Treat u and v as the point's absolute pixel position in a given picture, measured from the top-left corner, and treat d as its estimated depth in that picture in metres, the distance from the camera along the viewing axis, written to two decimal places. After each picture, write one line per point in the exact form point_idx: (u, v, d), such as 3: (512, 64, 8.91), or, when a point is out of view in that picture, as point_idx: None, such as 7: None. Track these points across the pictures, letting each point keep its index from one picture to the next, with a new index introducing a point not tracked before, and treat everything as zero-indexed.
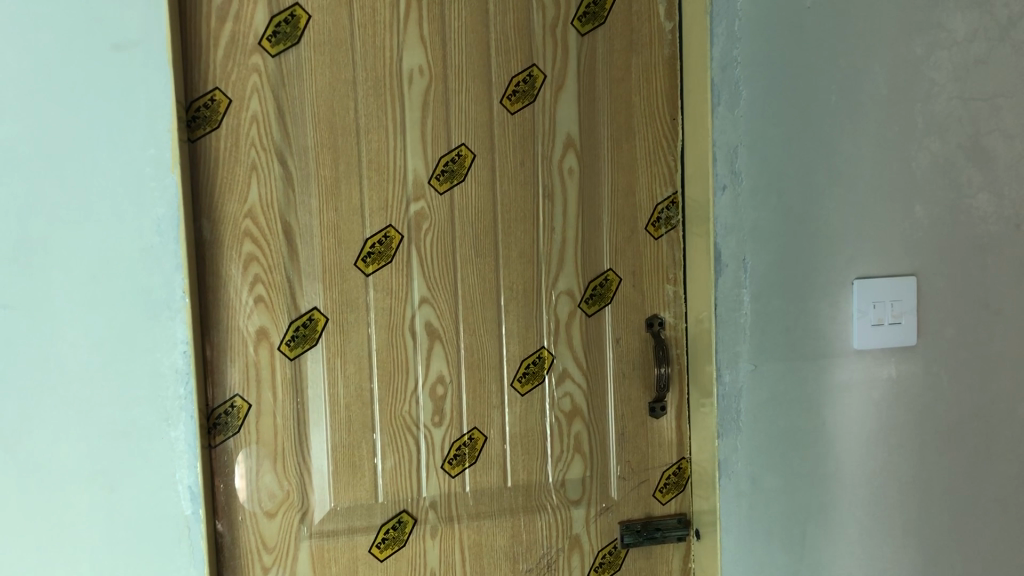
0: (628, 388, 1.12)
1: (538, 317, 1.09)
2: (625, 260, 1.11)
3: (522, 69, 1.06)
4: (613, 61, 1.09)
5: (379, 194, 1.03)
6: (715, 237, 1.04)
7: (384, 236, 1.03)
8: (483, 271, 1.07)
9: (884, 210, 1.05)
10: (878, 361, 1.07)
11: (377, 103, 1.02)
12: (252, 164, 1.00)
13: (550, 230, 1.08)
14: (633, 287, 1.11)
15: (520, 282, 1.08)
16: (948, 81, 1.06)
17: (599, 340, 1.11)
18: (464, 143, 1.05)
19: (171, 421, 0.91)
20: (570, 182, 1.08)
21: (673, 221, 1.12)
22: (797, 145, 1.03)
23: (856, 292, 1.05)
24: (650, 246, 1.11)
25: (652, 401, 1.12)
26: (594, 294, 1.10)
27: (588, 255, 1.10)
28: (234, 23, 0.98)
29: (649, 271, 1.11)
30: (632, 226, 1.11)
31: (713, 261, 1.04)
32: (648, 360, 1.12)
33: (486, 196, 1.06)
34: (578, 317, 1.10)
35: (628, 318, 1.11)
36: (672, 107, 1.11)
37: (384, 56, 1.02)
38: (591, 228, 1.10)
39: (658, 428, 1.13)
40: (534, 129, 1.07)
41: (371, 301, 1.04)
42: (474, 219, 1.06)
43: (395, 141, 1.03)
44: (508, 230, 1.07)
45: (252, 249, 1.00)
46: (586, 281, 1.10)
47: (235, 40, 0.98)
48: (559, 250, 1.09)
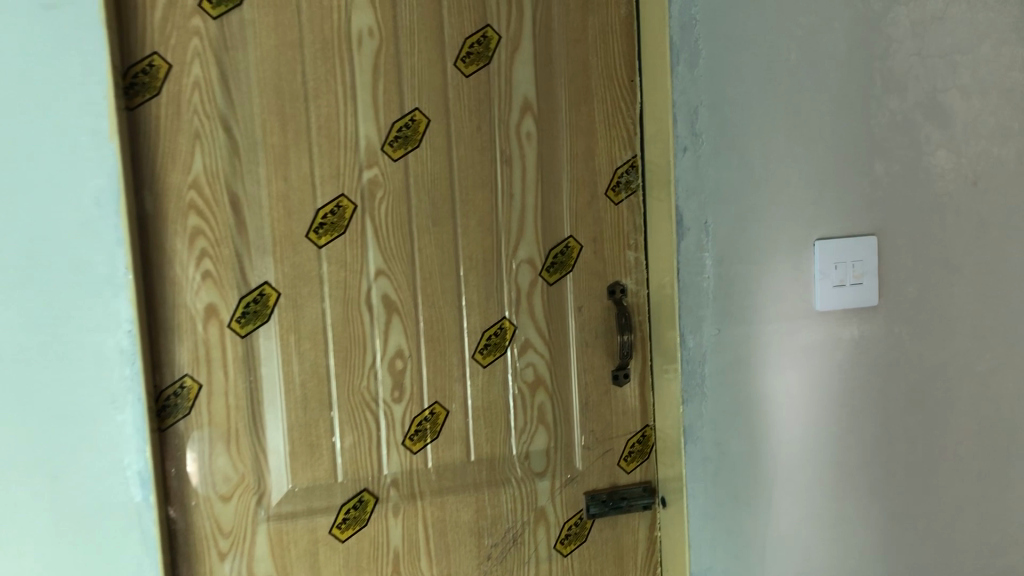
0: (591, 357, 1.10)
1: (498, 286, 1.06)
2: (585, 227, 1.08)
3: (476, 30, 1.02)
4: (569, 21, 1.06)
5: (331, 163, 0.99)
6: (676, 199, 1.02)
7: (337, 206, 0.99)
8: (441, 240, 1.03)
9: (843, 169, 1.04)
10: (839, 322, 1.06)
11: (326, 67, 0.98)
12: (195, 132, 0.95)
13: (509, 197, 1.06)
14: (594, 254, 1.09)
15: (479, 251, 1.05)
16: (905, 38, 1.05)
17: (560, 308, 1.09)
18: (418, 108, 1.01)
19: (117, 404, 0.87)
20: (528, 147, 1.06)
21: (633, 185, 1.10)
22: (757, 105, 1.01)
23: (818, 253, 1.04)
24: (610, 212, 1.09)
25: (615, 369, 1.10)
26: (555, 262, 1.08)
27: (547, 222, 1.07)
28: None
29: (610, 238, 1.09)
30: (592, 191, 1.08)
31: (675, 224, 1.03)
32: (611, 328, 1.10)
33: (443, 163, 1.03)
34: (539, 285, 1.07)
35: (590, 286, 1.09)
36: (631, 69, 1.08)
37: (333, 18, 0.98)
38: (550, 194, 1.07)
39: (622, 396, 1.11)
40: (490, 92, 1.04)
41: (325, 274, 1.00)
42: (431, 187, 1.03)
43: (345, 107, 0.99)
44: (465, 197, 1.04)
45: (198, 222, 0.96)
46: (546, 248, 1.07)
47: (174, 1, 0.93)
48: (519, 218, 1.06)
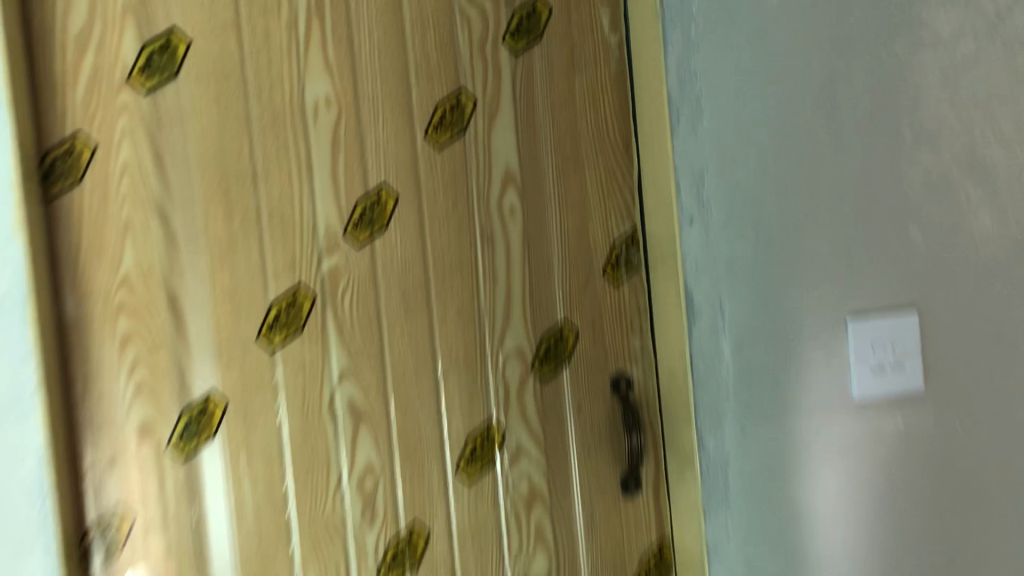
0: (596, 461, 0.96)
1: (483, 384, 0.92)
2: (581, 311, 0.95)
3: (449, 96, 0.91)
4: (554, 83, 0.94)
5: (285, 251, 0.86)
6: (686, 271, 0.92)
7: (292, 300, 0.86)
8: (415, 333, 0.90)
9: (873, 237, 0.89)
10: (881, 414, 0.89)
11: (276, 143, 0.86)
12: (126, 223, 0.82)
13: (492, 281, 0.92)
14: (592, 342, 0.96)
15: (459, 345, 0.91)
16: (935, 86, 0.89)
17: (557, 407, 0.94)
18: (385, 185, 0.89)
19: (23, 551, 0.73)
20: (513, 223, 0.93)
21: (633, 263, 0.98)
22: (779, 164, 0.86)
23: (851, 334, 0.87)
24: (609, 294, 0.97)
25: (625, 476, 0.96)
26: (548, 353, 0.94)
27: (538, 308, 0.94)
28: (97, 53, 0.81)
29: (610, 323, 0.97)
30: (587, 271, 0.96)
31: (686, 300, 0.93)
32: (617, 426, 0.97)
33: (414, 245, 0.90)
34: (530, 381, 0.93)
35: (591, 379, 0.96)
36: (626, 133, 0.98)
37: (283, 86, 0.86)
38: (540, 276, 0.94)
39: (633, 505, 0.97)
40: (466, 164, 0.91)
41: (280, 379, 0.86)
42: (401, 274, 0.89)
43: (300, 187, 0.86)
44: (441, 284, 0.91)
45: (129, 325, 0.82)
46: (538, 337, 0.94)
47: (99, 73, 0.81)
48: (504, 305, 0.93)
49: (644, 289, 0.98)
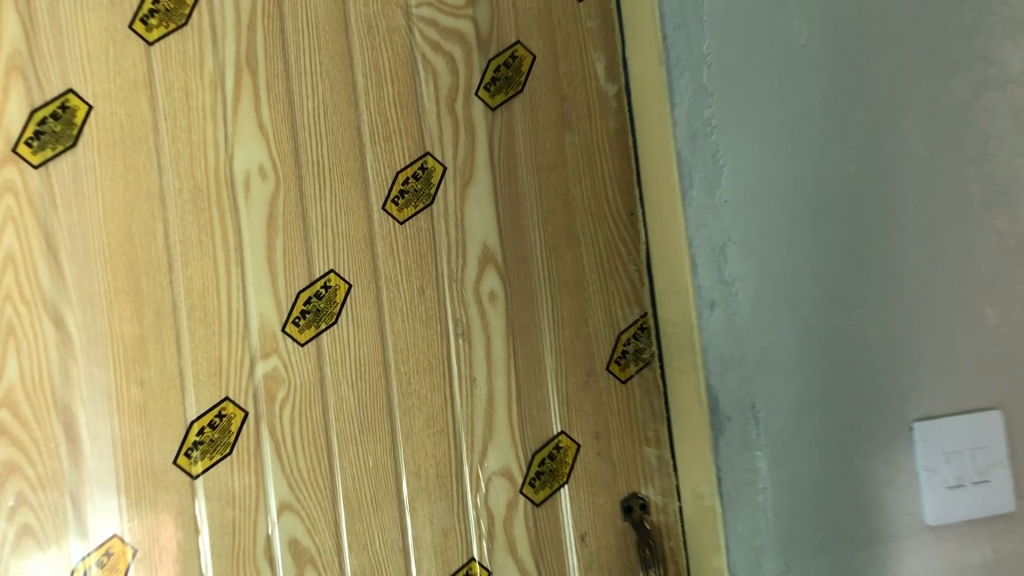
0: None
1: (461, 512, 0.75)
2: (582, 419, 0.77)
3: (411, 160, 0.75)
4: (540, 141, 0.78)
5: (208, 355, 0.70)
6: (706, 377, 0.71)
7: (218, 415, 0.70)
8: (374, 452, 0.73)
9: (939, 324, 0.70)
10: (965, 543, 0.70)
11: (198, 224, 0.70)
12: (10, 324, 0.67)
13: (469, 385, 0.75)
14: (598, 456, 0.77)
15: (432, 464, 0.74)
16: (1009, 133, 0.71)
17: (555, 539, 0.76)
18: (333, 270, 0.73)
19: None
20: (493, 312, 0.76)
21: (645, 354, 0.79)
22: (823, 243, 0.69)
23: (919, 441, 0.68)
24: (616, 395, 0.78)
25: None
26: (542, 472, 0.76)
27: (528, 416, 0.76)
28: None
29: (618, 431, 0.78)
30: (588, 368, 0.78)
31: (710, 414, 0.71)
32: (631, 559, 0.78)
33: (372, 343, 0.73)
34: (520, 507, 0.76)
35: (596, 502, 0.77)
36: (628, 199, 0.79)
37: (206, 155, 0.71)
38: (528, 378, 0.76)
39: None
40: (434, 243, 0.75)
41: (204, 514, 0.69)
42: (355, 379, 0.73)
43: (227, 276, 0.71)
44: (406, 389, 0.74)
45: (11, 452, 0.66)
46: (529, 452, 0.76)
47: None
48: (486, 413, 0.75)
49: (659, 386, 0.79)
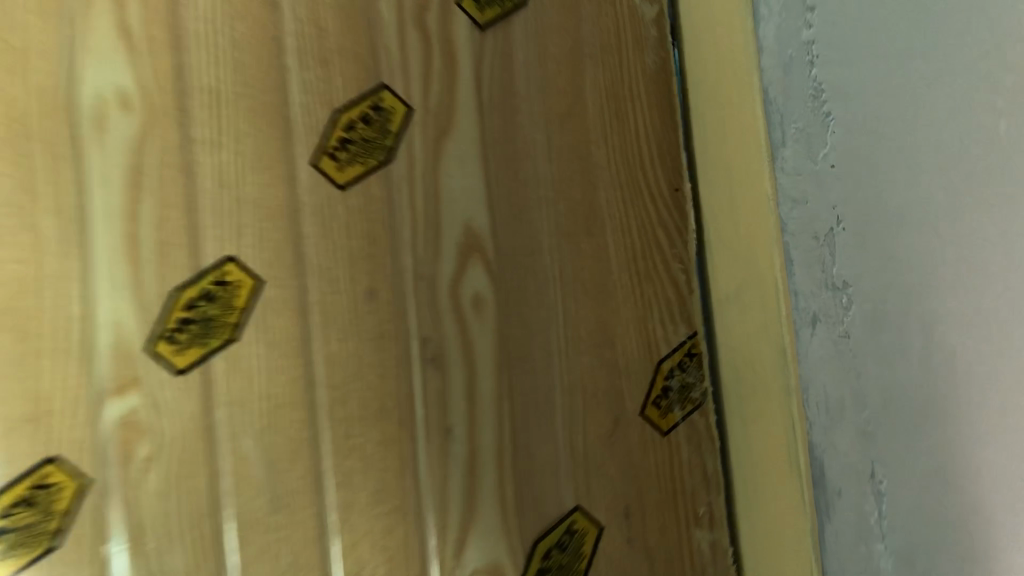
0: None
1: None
2: (605, 488, 0.52)
3: (359, 96, 0.49)
4: (550, 77, 0.53)
5: (23, 387, 0.43)
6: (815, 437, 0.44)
7: (36, 488, 0.42)
8: (292, 543, 0.47)
9: None
10: None
11: (12, 175, 0.43)
12: None
13: (441, 440, 0.49)
14: (628, 543, 0.53)
15: (382, 561, 0.48)
16: None
17: None
18: (234, 257, 0.47)
19: None
20: (478, 329, 0.51)
21: (694, 393, 0.55)
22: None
23: None
24: (653, 452, 0.54)
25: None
26: (548, 568, 0.51)
27: (528, 486, 0.51)
28: None
29: (655, 505, 0.53)
30: (614, 411, 0.53)
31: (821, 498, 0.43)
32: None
33: (294, 372, 0.47)
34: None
35: None
36: (672, 168, 0.55)
37: (32, 68, 0.44)
38: (530, 428, 0.51)
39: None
40: (392, 223, 0.50)
41: None
42: (265, 429, 0.47)
43: (61, 262, 0.44)
44: (344, 445, 0.48)
45: None
46: (530, 540, 0.51)
47: None
48: (466, 483, 0.50)
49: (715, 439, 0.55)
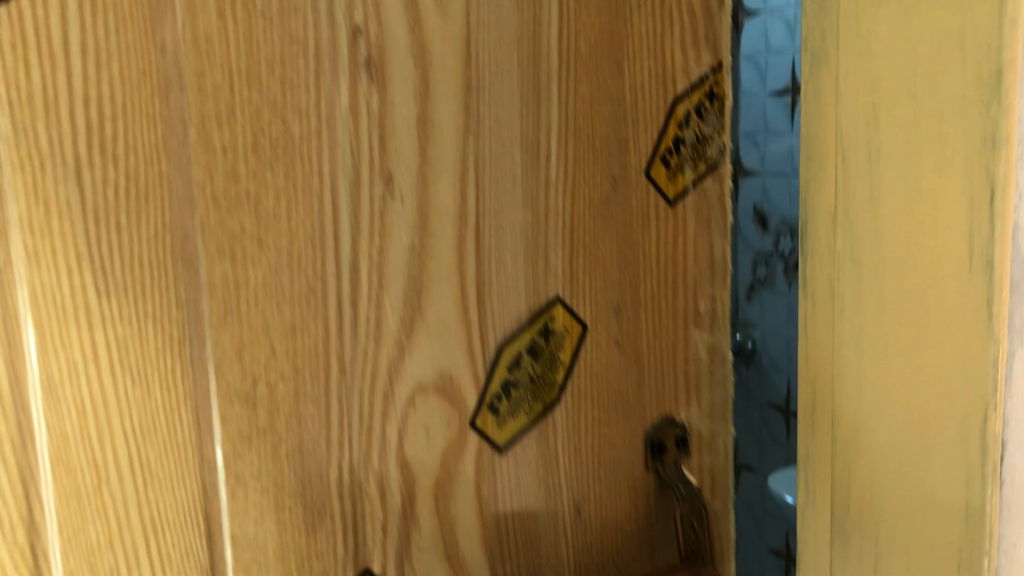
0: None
1: (346, 486, 0.33)
2: (594, 274, 0.37)
3: None
4: None
5: None
6: (999, 249, 0.25)
7: None
8: (143, 352, 0.28)
9: None
10: None
11: None
12: None
13: (380, 197, 0.32)
14: (616, 349, 0.38)
15: (285, 380, 0.31)
16: None
17: (526, 505, 0.37)
18: None
19: None
20: (437, 26, 0.32)
21: (710, 151, 0.39)
22: None
23: None
24: (656, 228, 0.39)
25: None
26: (515, 385, 0.36)
27: (493, 268, 0.35)
28: None
29: (651, 299, 0.39)
30: (614, 168, 0.37)
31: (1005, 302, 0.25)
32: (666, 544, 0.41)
33: (142, 64, 0.27)
34: (467, 462, 0.35)
35: (606, 436, 0.39)
36: None
37: None
38: (502, 186, 0.34)
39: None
40: None
41: None
42: (94, 159, 0.27)
43: None
44: (226, 195, 0.29)
45: None
46: (494, 345, 0.35)
47: None
48: (411, 261, 0.33)
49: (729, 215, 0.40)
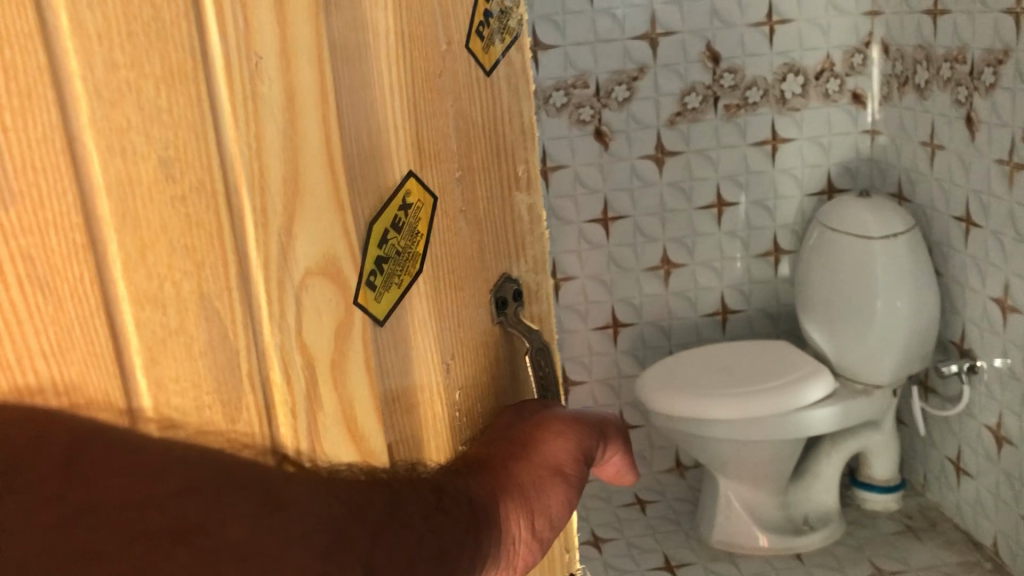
0: (554, 442, 0.47)
1: (256, 374, 0.34)
2: (434, 142, 0.40)
3: None
4: None
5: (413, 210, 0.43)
6: None
7: (405, 203, 0.39)
8: (50, 262, 0.27)
9: None
10: None
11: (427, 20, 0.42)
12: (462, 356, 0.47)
13: (250, 81, 0.32)
14: (460, 215, 0.42)
15: (189, 277, 0.31)
16: None
17: (402, 359, 0.40)
18: None
19: None
20: None
21: (512, 24, 0.45)
22: None
23: None
24: (482, 93, 0.43)
25: (587, 462, 0.49)
26: (386, 259, 0.38)
27: (353, 147, 0.36)
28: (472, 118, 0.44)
29: (483, 163, 0.44)
30: (432, 43, 0.40)
31: None
32: (517, 383, 0.50)
33: None
34: (353, 339, 0.37)
35: (460, 297, 0.43)
36: None
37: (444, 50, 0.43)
38: (350, 69, 0.36)
39: (618, 481, 0.55)
40: None
41: None
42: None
43: None
44: (109, 88, 0.28)
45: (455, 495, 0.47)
46: (363, 222, 0.37)
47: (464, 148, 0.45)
48: (284, 148, 0.33)
49: (529, 83, 0.47)
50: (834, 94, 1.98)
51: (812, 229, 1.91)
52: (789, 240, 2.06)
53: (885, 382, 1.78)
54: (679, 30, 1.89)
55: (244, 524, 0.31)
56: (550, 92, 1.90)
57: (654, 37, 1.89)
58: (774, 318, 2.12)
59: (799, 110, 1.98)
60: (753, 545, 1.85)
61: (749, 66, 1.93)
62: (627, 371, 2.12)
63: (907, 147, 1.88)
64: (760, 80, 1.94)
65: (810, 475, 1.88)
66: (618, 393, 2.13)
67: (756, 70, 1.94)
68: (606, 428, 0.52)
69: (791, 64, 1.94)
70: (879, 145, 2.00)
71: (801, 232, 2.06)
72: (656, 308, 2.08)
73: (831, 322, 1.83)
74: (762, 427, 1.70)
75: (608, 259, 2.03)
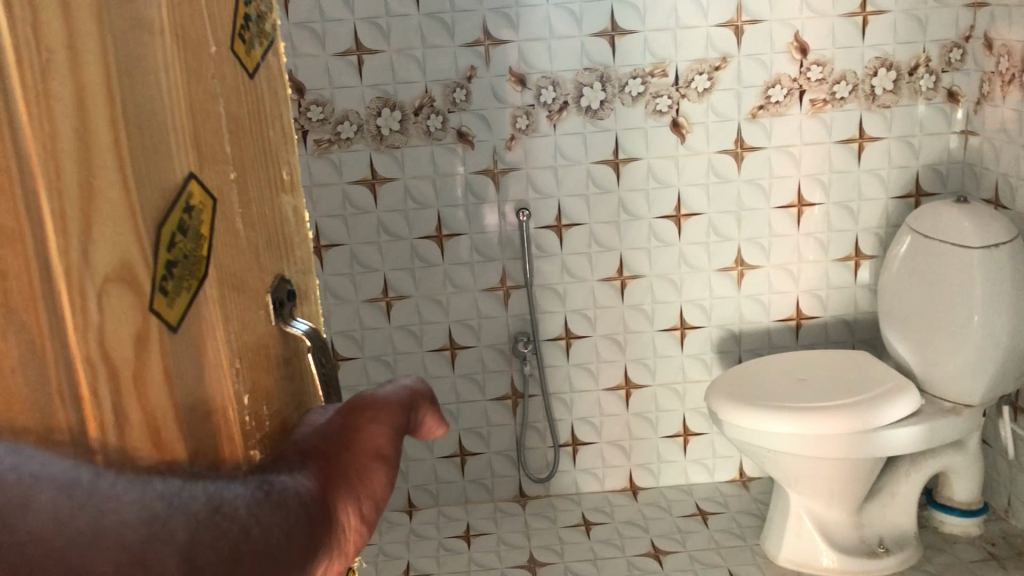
0: (364, 431, 0.48)
1: (66, 389, 0.34)
2: (215, 141, 0.41)
3: None
4: None
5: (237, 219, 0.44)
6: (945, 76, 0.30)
7: (189, 206, 0.39)
8: None
9: None
10: None
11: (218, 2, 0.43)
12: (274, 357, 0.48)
13: (40, 77, 0.32)
14: (237, 214, 0.44)
15: None
16: None
17: (197, 365, 0.40)
18: None
19: None
20: None
21: (265, 32, 0.49)
22: None
23: None
24: (249, 93, 0.46)
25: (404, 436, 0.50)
26: (176, 263, 0.38)
27: (142, 149, 0.36)
28: (252, 124, 0.46)
29: (256, 165, 0.46)
30: (207, 45, 0.41)
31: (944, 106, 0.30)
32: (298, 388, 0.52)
33: None
34: (153, 349, 0.37)
35: (245, 306, 0.44)
36: None
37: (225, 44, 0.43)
38: (130, 64, 0.36)
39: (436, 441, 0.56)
40: None
41: None
42: None
43: None
44: None
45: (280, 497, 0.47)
46: (154, 223, 0.37)
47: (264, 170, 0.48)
48: (78, 143, 0.34)
49: (282, 85, 0.51)
50: (928, 91, 1.90)
51: (900, 237, 1.83)
52: (873, 246, 2.00)
53: (975, 401, 1.71)
54: (766, 19, 1.83)
55: (51, 515, 0.32)
56: (627, 80, 1.86)
57: (740, 25, 1.83)
58: (850, 327, 2.06)
59: (889, 108, 1.91)
60: (822, 565, 1.77)
61: (839, 59, 1.87)
62: (693, 375, 2.08)
63: (1007, 150, 1.79)
64: (850, 75, 1.88)
65: (887, 493, 1.82)
66: (683, 397, 2.10)
67: (844, 63, 1.87)
68: (416, 398, 0.53)
69: (884, 58, 1.87)
70: (973, 147, 1.91)
71: (885, 237, 1.99)
72: (727, 310, 2.03)
73: (918, 334, 1.77)
74: (841, 443, 1.63)
75: (678, 258, 1.99)
